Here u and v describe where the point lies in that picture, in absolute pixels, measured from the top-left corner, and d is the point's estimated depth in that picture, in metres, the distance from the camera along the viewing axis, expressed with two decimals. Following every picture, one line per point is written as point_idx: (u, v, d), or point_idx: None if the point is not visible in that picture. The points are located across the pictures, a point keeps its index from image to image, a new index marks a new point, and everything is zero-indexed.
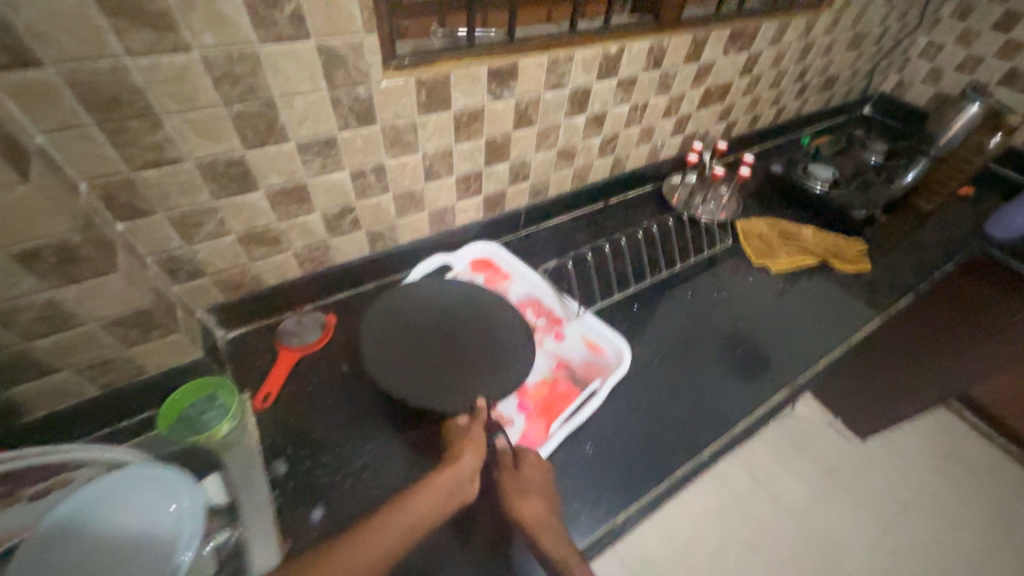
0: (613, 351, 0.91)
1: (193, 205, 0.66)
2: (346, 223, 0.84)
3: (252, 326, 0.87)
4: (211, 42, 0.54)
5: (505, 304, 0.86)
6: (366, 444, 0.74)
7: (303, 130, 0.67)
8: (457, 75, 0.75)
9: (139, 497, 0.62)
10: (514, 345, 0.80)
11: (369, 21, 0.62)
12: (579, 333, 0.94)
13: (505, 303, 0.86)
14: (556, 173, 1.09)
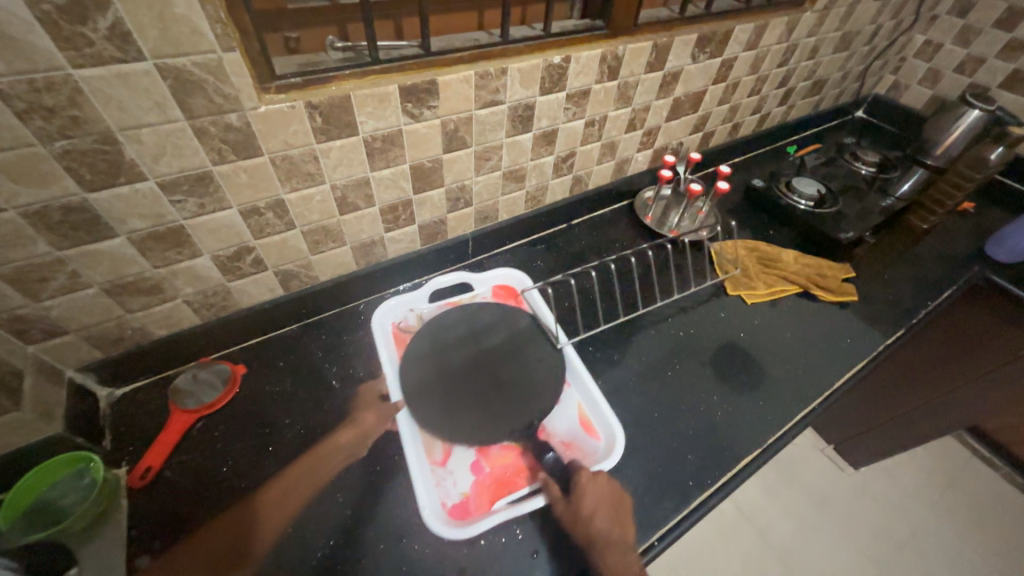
0: (606, 436, 0.79)
1: (29, 259, 0.55)
2: (247, 264, 0.73)
3: (146, 381, 0.77)
4: (0, 69, 0.43)
5: (531, 338, 0.89)
6: (247, 534, 0.64)
7: (163, 167, 0.56)
8: (360, 95, 0.63)
9: None
10: (534, 379, 0.82)
11: (225, 37, 0.51)
12: (578, 401, 0.84)
13: (531, 336, 0.89)
14: (505, 195, 0.97)
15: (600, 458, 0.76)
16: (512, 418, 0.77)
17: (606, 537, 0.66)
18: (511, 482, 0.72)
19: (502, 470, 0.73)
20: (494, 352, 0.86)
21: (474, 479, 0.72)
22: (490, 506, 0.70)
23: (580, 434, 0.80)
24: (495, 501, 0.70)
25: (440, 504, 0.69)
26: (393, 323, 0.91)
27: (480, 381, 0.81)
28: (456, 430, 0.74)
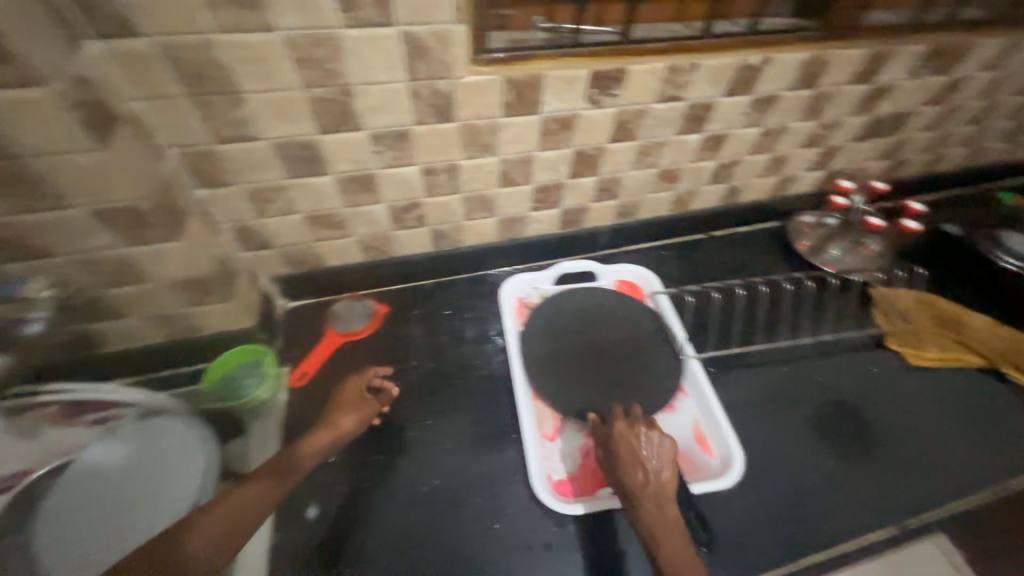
0: (720, 457, 0.75)
1: (265, 182, 0.66)
2: (411, 218, 0.81)
3: (311, 301, 0.89)
4: (294, 23, 0.51)
5: (654, 333, 0.85)
6: (372, 453, 0.74)
7: (377, 120, 0.63)
8: (553, 76, 0.65)
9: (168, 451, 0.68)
10: (649, 376, 0.81)
11: (460, 10, 0.55)
12: (693, 414, 0.79)
13: (655, 331, 0.85)
14: (652, 194, 0.94)
15: (711, 478, 0.73)
16: (620, 410, 0.77)
17: (647, 484, 0.61)
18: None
19: None
20: (617, 339, 0.85)
21: (580, 462, 0.74)
22: (593, 491, 0.72)
23: (692, 448, 0.76)
24: (598, 488, 0.72)
25: (546, 476, 0.72)
26: (518, 297, 0.93)
27: (597, 367, 0.81)
28: (567, 407, 0.77)
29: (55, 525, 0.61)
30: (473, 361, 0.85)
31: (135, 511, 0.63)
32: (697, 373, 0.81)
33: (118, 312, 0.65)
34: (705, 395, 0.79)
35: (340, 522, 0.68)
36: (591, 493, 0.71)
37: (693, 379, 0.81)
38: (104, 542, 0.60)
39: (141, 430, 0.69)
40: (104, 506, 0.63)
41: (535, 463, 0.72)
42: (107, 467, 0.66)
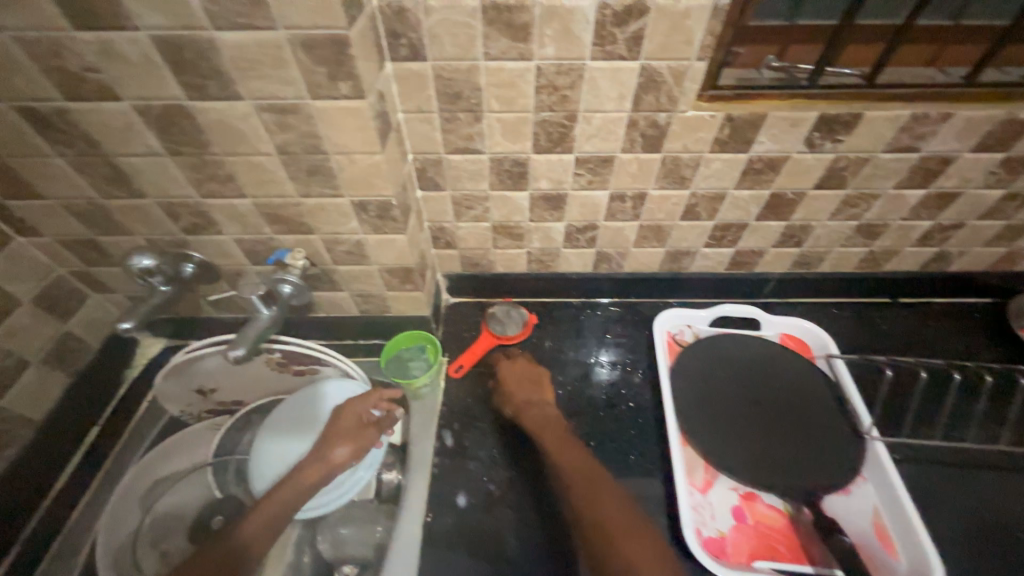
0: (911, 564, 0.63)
1: (472, 190, 0.73)
2: (584, 239, 0.82)
3: (471, 300, 0.95)
4: (551, 54, 0.55)
5: (827, 401, 0.77)
6: (517, 458, 0.75)
7: (589, 145, 0.66)
8: (778, 117, 0.63)
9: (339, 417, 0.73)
10: (821, 448, 0.72)
11: (707, 48, 0.55)
12: (874, 503, 0.69)
13: (828, 399, 0.78)
14: (842, 247, 0.85)
15: None
16: (786, 479, 0.70)
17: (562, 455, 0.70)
18: (776, 546, 0.66)
19: (766, 530, 0.67)
20: (781, 401, 0.78)
21: (734, 523, 0.68)
22: (749, 560, 0.65)
23: (872, 545, 0.66)
24: (755, 558, 0.65)
25: (696, 529, 0.67)
26: (668, 332, 0.89)
27: (757, 425, 0.75)
28: (724, 460, 0.72)
29: (261, 466, 0.69)
30: (619, 388, 0.84)
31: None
32: (882, 457, 0.70)
33: (334, 285, 0.75)
34: (895, 486, 0.67)
35: (487, 521, 0.69)
36: (747, 562, 0.64)
37: (878, 463, 0.70)
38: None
39: (321, 389, 0.75)
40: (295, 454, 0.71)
41: (687, 510, 0.67)
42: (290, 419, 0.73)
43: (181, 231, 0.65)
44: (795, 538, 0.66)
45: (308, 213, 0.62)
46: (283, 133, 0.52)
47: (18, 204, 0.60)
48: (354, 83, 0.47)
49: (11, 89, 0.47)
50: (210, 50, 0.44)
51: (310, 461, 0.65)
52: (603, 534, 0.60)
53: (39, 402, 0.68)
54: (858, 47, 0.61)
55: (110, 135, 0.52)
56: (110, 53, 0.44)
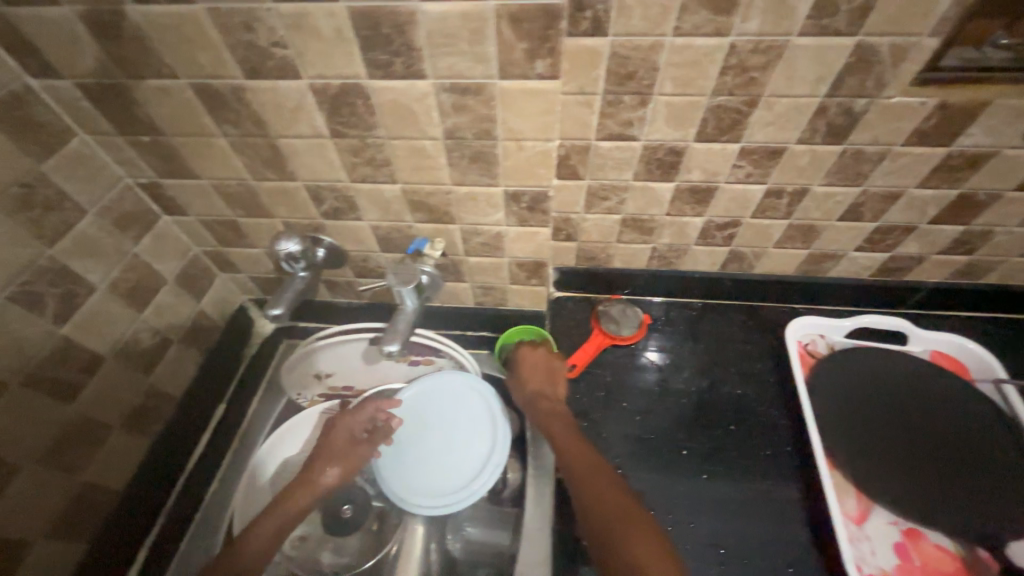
0: None
1: (614, 180, 0.67)
2: (720, 236, 0.76)
3: (579, 295, 0.89)
4: (753, 29, 0.49)
5: (999, 433, 0.69)
6: (644, 470, 0.71)
7: (762, 134, 0.59)
8: (1001, 105, 0.54)
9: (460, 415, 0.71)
10: (998, 487, 0.64)
11: (945, 21, 0.47)
12: None
13: (1000, 431, 0.69)
14: (1022, 257, 0.75)
15: None
16: (957, 517, 0.62)
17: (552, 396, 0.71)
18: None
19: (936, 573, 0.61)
20: (942, 428, 0.70)
21: (898, 562, 0.62)
22: None
23: None
24: None
25: (857, 565, 0.61)
26: (799, 341, 0.81)
27: (916, 454, 0.68)
28: (882, 490, 0.65)
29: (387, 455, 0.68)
30: (749, 400, 0.77)
31: (447, 458, 0.68)
32: None
33: (459, 275, 0.72)
34: None
35: None
36: None
37: None
38: (428, 482, 0.67)
39: (441, 381, 0.73)
40: (419, 446, 0.69)
41: (848, 545, 0.61)
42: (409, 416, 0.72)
43: (320, 216, 0.63)
44: None
45: (456, 202, 0.59)
46: (457, 116, 0.48)
47: (172, 183, 0.60)
48: (553, 60, 0.42)
49: (195, 66, 0.45)
50: (408, 24, 0.41)
51: (301, 481, 0.64)
52: (621, 513, 0.55)
53: (177, 379, 0.69)
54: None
55: (279, 114, 0.50)
56: (303, 27, 0.41)
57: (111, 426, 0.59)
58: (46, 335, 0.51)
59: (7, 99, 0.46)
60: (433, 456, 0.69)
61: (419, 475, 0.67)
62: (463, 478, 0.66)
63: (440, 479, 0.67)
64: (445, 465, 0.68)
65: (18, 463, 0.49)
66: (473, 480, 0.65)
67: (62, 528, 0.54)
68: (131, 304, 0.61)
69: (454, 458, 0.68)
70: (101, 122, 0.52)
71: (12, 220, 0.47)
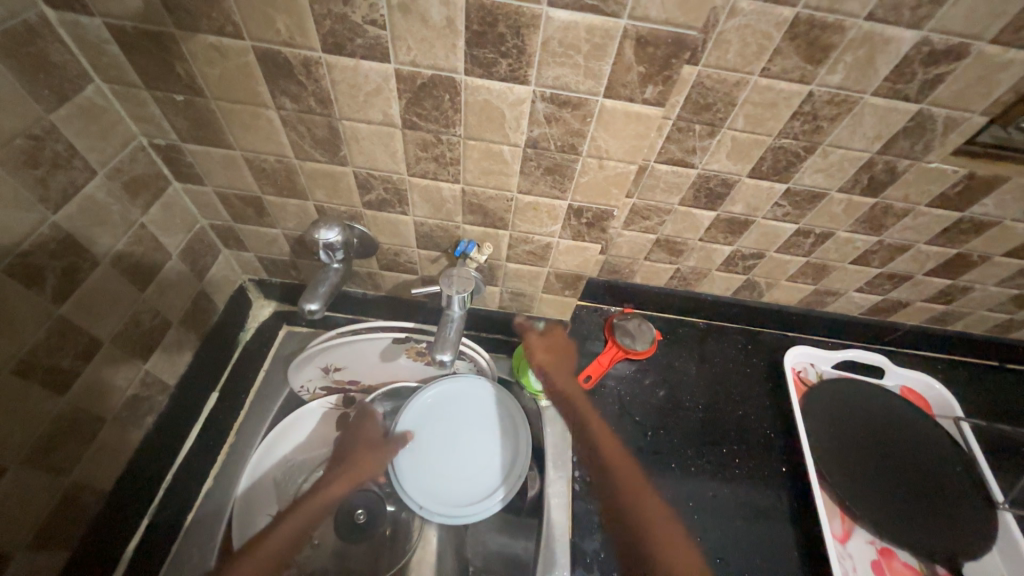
0: None
1: (659, 202, 0.68)
2: (742, 265, 0.79)
3: (594, 306, 0.91)
4: (835, 82, 0.50)
5: (958, 463, 0.77)
6: (659, 486, 0.72)
7: (810, 179, 0.62)
8: (1017, 183, 0.60)
9: (479, 420, 0.71)
10: (957, 513, 0.73)
11: (998, 103, 0.51)
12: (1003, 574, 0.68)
13: (959, 461, 0.77)
14: (987, 311, 0.84)
15: None
16: (926, 539, 0.70)
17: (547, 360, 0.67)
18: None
19: None
20: (914, 458, 0.78)
21: None
22: None
23: None
24: None
25: None
26: (793, 368, 0.87)
27: (891, 481, 0.75)
28: (867, 513, 0.71)
29: (401, 462, 0.66)
30: (749, 422, 0.82)
31: (465, 468, 0.68)
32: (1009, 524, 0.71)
33: (493, 280, 0.70)
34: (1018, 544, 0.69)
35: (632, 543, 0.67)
36: None
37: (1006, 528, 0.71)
38: (443, 489, 0.66)
39: (460, 389, 0.71)
40: (436, 454, 0.68)
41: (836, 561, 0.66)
42: (427, 414, 0.70)
43: (361, 205, 0.58)
44: None
45: (515, 210, 0.56)
46: (547, 127, 0.46)
47: (196, 149, 0.52)
48: (665, 88, 0.41)
49: (269, 30, 0.40)
50: (528, 27, 0.38)
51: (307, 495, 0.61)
52: None
53: (174, 366, 0.62)
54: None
55: (351, 95, 0.45)
56: (411, 9, 0.37)
57: (104, 420, 0.52)
58: (44, 316, 0.43)
59: (20, 31, 0.38)
60: (450, 465, 0.67)
61: (436, 484, 0.66)
62: (482, 487, 0.66)
63: (458, 489, 0.66)
64: (462, 476, 0.67)
65: (5, 464, 0.42)
66: (493, 492, 0.65)
67: (45, 537, 0.47)
68: (134, 281, 0.54)
69: (471, 468, 0.68)
70: (127, 70, 0.45)
71: (15, 178, 0.39)
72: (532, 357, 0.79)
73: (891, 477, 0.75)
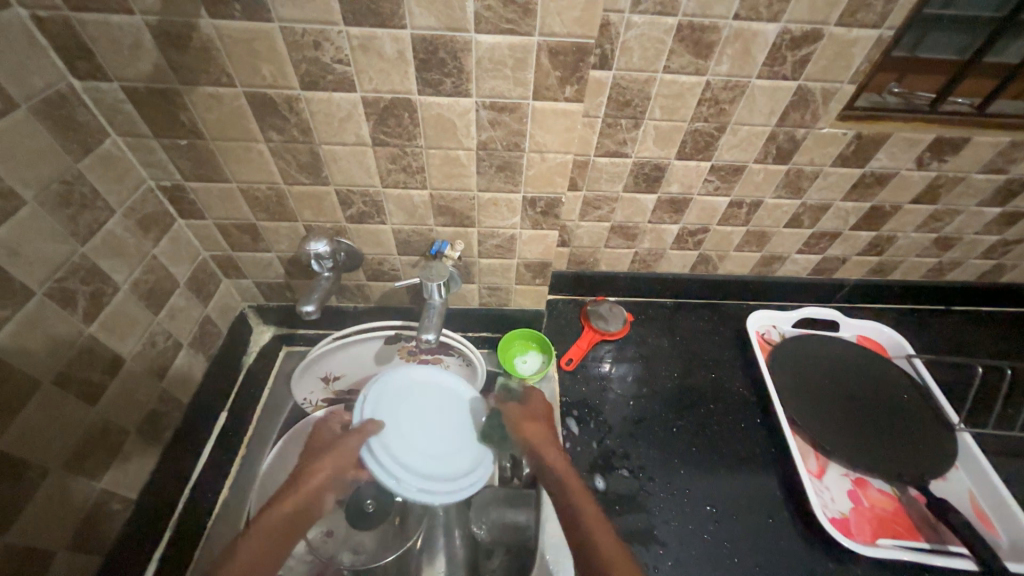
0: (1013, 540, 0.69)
1: (607, 191, 0.77)
2: (692, 241, 0.88)
3: (569, 298, 0.99)
4: (724, 70, 0.61)
5: (915, 394, 0.84)
6: (643, 449, 0.79)
7: (728, 155, 0.72)
8: (899, 137, 0.70)
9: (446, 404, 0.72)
10: (920, 437, 0.79)
11: (860, 72, 0.62)
12: (968, 488, 0.75)
13: (915, 392, 0.84)
14: (917, 258, 0.94)
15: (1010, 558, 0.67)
16: (895, 464, 0.75)
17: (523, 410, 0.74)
18: (895, 526, 0.72)
19: (880, 513, 0.73)
20: (875, 394, 0.84)
21: (852, 506, 0.74)
22: (872, 539, 0.70)
23: (976, 524, 0.71)
24: (877, 536, 0.70)
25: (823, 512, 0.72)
26: (757, 331, 0.95)
27: (857, 417, 0.81)
28: (837, 447, 0.77)
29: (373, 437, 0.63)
30: (723, 384, 0.89)
31: (437, 447, 0.67)
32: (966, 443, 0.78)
33: (469, 277, 0.78)
34: (975, 459, 0.76)
35: (624, 501, 0.73)
36: (872, 540, 0.70)
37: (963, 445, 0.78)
38: (416, 464, 0.63)
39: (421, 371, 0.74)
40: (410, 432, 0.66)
41: (814, 493, 0.72)
42: (398, 393, 0.70)
43: (345, 219, 0.66)
44: (908, 520, 0.72)
45: (478, 207, 0.65)
46: (492, 130, 0.55)
47: (198, 186, 0.61)
48: (580, 87, 0.51)
49: (256, 77, 0.49)
50: (462, 51, 0.48)
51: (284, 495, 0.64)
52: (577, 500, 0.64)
53: (186, 385, 0.68)
54: (977, 78, 0.70)
55: (327, 123, 0.54)
56: (369, 48, 0.47)
57: (128, 432, 0.58)
58: (76, 334, 0.50)
59: (54, 98, 0.47)
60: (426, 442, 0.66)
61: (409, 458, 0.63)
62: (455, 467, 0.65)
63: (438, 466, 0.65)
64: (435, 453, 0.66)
65: (48, 466, 0.48)
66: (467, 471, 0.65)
67: (81, 540, 0.52)
68: (149, 306, 0.61)
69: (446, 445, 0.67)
70: (139, 124, 0.54)
71: (53, 216, 0.47)
72: (518, 347, 0.88)
73: (857, 414, 0.81)
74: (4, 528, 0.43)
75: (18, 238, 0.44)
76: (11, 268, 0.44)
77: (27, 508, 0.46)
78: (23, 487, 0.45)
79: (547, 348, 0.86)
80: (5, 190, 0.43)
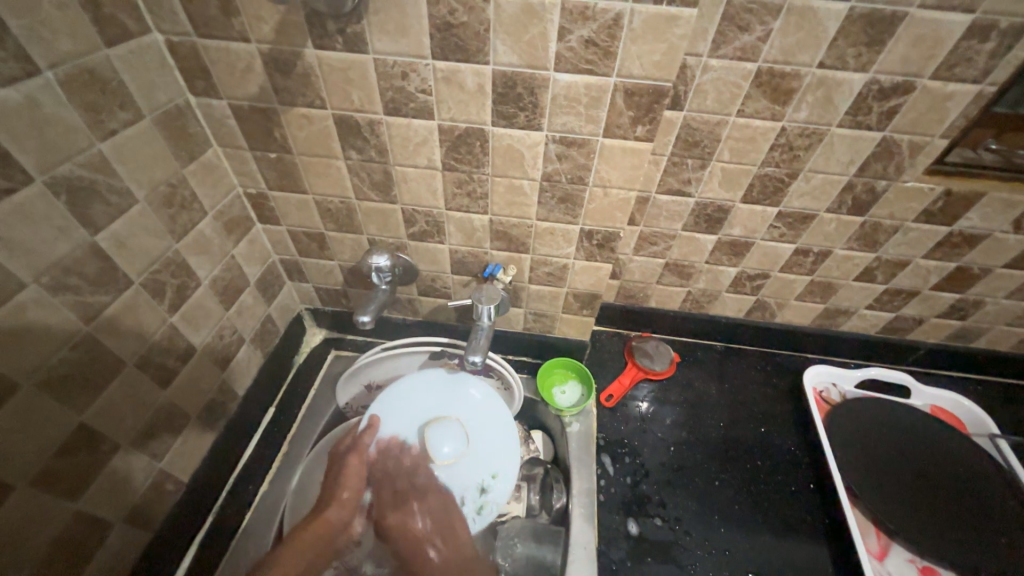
0: None
1: (664, 228, 0.76)
2: (750, 286, 0.85)
3: (613, 331, 0.98)
4: (802, 117, 0.59)
5: (1001, 483, 0.74)
6: (681, 498, 0.75)
7: (798, 202, 0.69)
8: (994, 197, 0.65)
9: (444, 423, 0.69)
10: (1007, 532, 0.69)
11: (954, 127, 0.59)
12: None
13: (1001, 480, 0.75)
14: (1008, 327, 0.85)
15: None
16: (969, 557, 0.67)
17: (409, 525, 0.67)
18: None
19: None
20: (952, 476, 0.75)
21: None
22: None
23: None
24: None
25: None
26: (814, 387, 0.88)
27: (929, 498, 0.73)
28: (904, 529, 0.69)
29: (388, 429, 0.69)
30: (773, 440, 0.83)
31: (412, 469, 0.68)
32: None
33: (517, 302, 0.78)
34: None
35: (656, 553, 0.69)
36: None
37: None
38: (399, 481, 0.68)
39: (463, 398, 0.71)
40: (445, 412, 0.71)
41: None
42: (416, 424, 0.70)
43: (406, 236, 0.69)
44: None
45: (535, 235, 0.66)
46: (558, 163, 0.56)
47: (279, 195, 0.66)
48: (651, 127, 0.51)
49: (346, 101, 0.53)
50: (539, 87, 0.50)
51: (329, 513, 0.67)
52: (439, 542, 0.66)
53: (243, 378, 0.72)
54: None
55: (403, 146, 0.57)
56: (452, 80, 0.50)
57: (189, 417, 0.62)
58: (160, 322, 0.55)
59: (172, 110, 0.53)
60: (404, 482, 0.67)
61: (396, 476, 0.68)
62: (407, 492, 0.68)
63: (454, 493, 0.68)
64: (482, 489, 0.68)
65: (119, 442, 0.52)
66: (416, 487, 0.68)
67: (135, 514, 0.56)
68: (222, 301, 0.65)
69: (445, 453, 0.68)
70: (238, 137, 0.59)
71: (157, 214, 0.53)
72: (558, 376, 0.87)
73: (930, 495, 0.73)
74: (75, 495, 0.47)
75: (127, 232, 0.49)
76: (118, 259, 0.49)
77: (97, 479, 0.50)
78: (97, 458, 0.49)
79: (587, 380, 0.84)
80: (123, 190, 0.48)
